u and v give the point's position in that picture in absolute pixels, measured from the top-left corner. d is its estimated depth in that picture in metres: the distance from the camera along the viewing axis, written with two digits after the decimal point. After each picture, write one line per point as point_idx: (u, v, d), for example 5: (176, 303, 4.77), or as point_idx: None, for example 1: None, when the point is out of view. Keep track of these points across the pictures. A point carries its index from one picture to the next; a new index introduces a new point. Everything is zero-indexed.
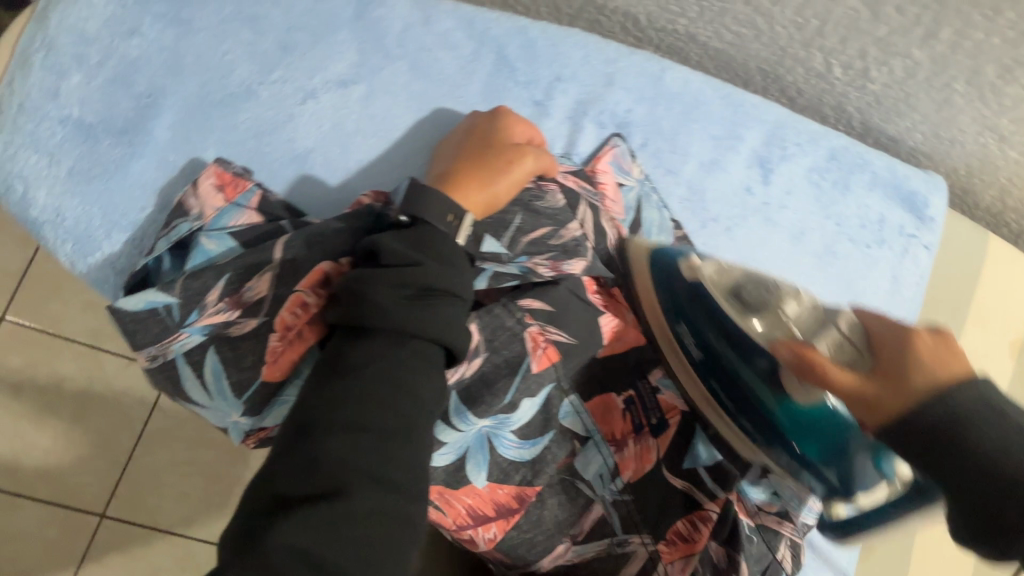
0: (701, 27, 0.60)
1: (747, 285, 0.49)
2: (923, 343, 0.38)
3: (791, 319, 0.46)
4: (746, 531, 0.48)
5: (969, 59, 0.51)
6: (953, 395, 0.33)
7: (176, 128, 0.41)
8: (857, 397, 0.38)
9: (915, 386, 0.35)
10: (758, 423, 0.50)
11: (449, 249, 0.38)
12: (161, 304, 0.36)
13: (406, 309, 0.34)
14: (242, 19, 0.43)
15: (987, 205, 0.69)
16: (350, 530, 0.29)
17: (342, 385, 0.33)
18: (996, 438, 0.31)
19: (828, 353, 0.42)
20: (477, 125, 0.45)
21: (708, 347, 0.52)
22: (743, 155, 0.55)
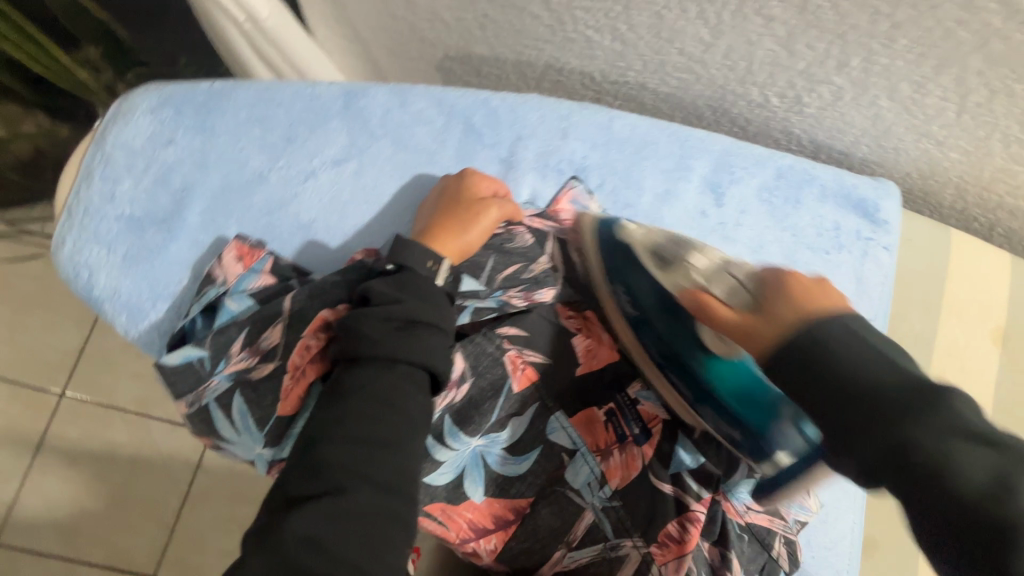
0: (648, 77, 0.68)
1: (665, 245, 0.51)
2: (803, 289, 0.38)
3: (694, 266, 0.47)
4: (736, 529, 0.53)
5: (884, 79, 0.56)
6: (816, 329, 0.34)
7: (205, 213, 0.50)
8: (738, 330, 0.40)
9: (783, 316, 0.37)
10: (685, 376, 0.49)
11: (428, 287, 0.45)
12: (195, 356, 0.45)
13: (391, 338, 0.41)
14: (252, 121, 0.52)
15: (950, 203, 0.75)
16: (348, 521, 0.35)
17: (342, 404, 0.40)
18: (853, 360, 0.32)
19: (723, 298, 0.43)
20: (449, 184, 0.54)
21: (639, 300, 0.51)
22: (694, 183, 0.62)
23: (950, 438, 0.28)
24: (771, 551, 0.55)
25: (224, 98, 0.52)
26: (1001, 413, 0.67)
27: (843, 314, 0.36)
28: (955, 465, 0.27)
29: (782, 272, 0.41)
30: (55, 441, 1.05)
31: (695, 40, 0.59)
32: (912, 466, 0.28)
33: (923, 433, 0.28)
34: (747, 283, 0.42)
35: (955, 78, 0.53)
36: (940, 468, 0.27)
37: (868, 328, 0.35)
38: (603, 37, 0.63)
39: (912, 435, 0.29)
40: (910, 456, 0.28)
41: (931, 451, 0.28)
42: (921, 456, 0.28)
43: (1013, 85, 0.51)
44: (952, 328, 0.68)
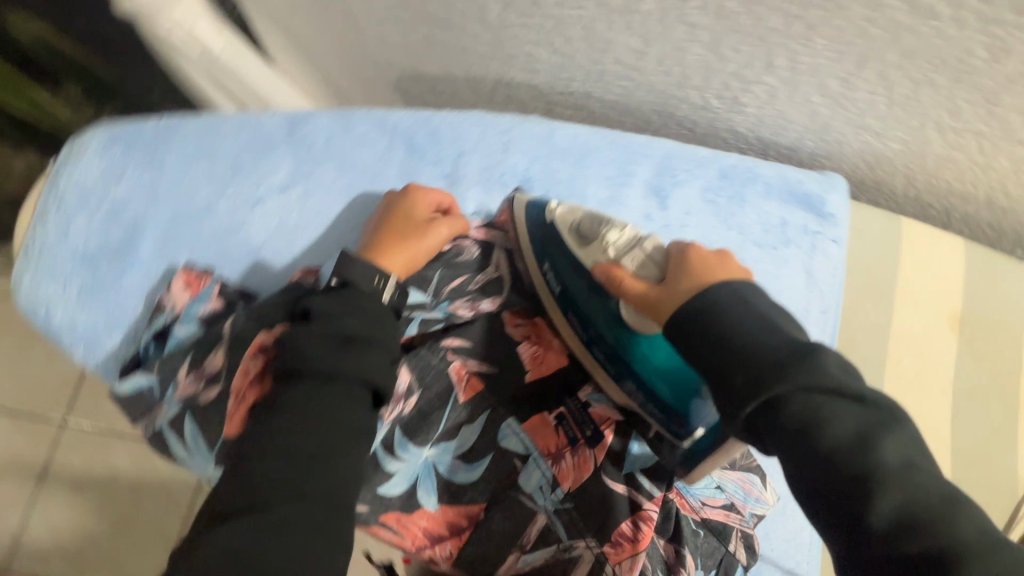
0: (592, 86, 0.69)
1: (585, 221, 0.54)
2: (699, 259, 0.44)
3: (612, 244, 0.51)
4: (691, 525, 0.54)
5: (811, 77, 0.57)
6: (706, 299, 0.39)
7: (157, 245, 0.53)
8: (644, 302, 0.45)
9: (681, 289, 0.42)
10: (610, 356, 0.54)
11: (369, 304, 0.48)
12: (144, 383, 0.48)
13: (330, 353, 0.43)
14: (199, 153, 0.55)
15: (901, 191, 0.74)
16: (277, 533, 0.35)
17: (275, 420, 0.41)
18: (738, 327, 0.37)
19: (633, 269, 0.48)
20: (395, 197, 0.57)
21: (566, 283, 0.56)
22: (637, 189, 0.63)
23: (820, 397, 0.33)
24: (728, 547, 0.54)
25: (171, 134, 0.55)
26: (960, 397, 0.68)
27: (730, 279, 0.41)
28: (822, 421, 0.32)
29: (686, 248, 0.46)
30: (60, 469, 1.11)
31: (628, 50, 0.61)
32: (787, 422, 0.32)
33: (796, 390, 0.33)
34: (654, 259, 0.48)
35: (878, 72, 0.54)
36: (811, 424, 0.32)
37: (752, 290, 0.40)
38: (542, 51, 0.65)
39: (787, 392, 0.33)
40: (785, 412, 0.33)
41: (804, 409, 0.32)
42: (789, 414, 0.33)
43: (934, 76, 0.52)
44: (906, 315, 0.69)
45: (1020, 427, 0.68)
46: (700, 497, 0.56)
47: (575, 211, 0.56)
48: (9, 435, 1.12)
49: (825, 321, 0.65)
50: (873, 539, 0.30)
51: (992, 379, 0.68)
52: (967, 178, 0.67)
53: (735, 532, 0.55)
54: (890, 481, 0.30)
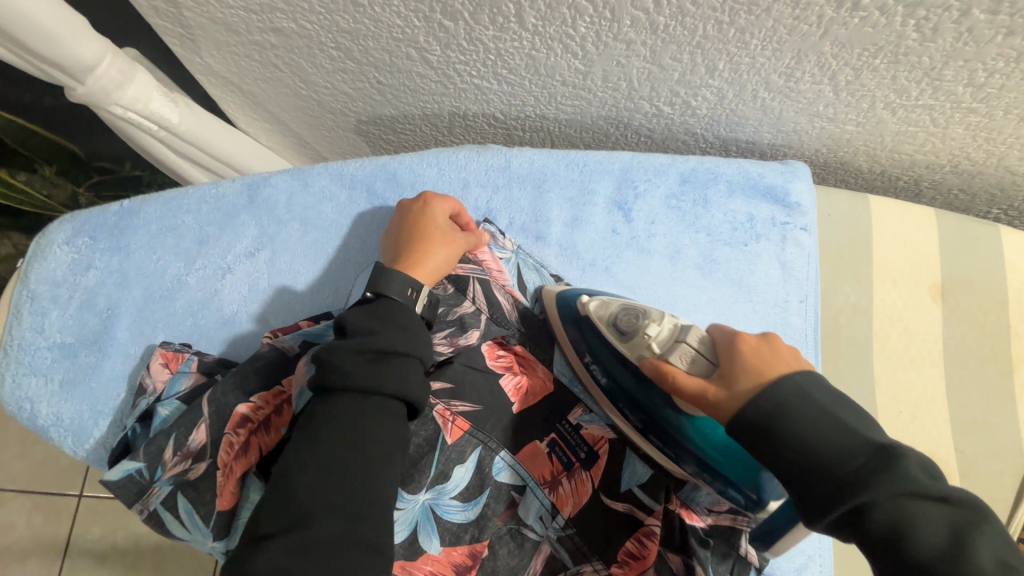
0: (546, 108, 0.69)
1: (621, 314, 0.53)
2: (750, 349, 0.42)
3: (653, 338, 0.49)
4: (698, 534, 0.51)
5: (754, 75, 0.58)
6: (771, 400, 0.38)
7: (133, 327, 0.54)
8: (703, 401, 0.43)
9: (743, 390, 0.40)
10: (665, 440, 0.53)
11: (405, 317, 0.50)
12: (133, 469, 0.47)
13: (366, 369, 0.44)
14: (164, 232, 0.56)
15: (868, 168, 0.74)
16: (319, 553, 0.37)
17: (315, 430, 0.42)
18: (807, 431, 0.36)
19: (684, 367, 0.46)
20: (419, 212, 0.58)
21: (608, 370, 0.57)
22: (600, 205, 0.65)
23: (907, 501, 0.32)
24: (738, 550, 0.50)
25: (133, 217, 0.56)
26: (952, 366, 0.68)
27: (789, 371, 0.39)
28: (913, 525, 0.31)
29: (731, 335, 0.45)
30: (81, 543, 1.12)
31: (572, 71, 0.61)
32: (874, 530, 0.32)
33: (883, 498, 0.32)
34: (704, 351, 0.45)
35: (817, 64, 0.55)
36: (899, 531, 0.31)
37: (815, 383, 0.38)
38: (490, 83, 0.66)
39: (872, 498, 0.32)
40: (872, 518, 0.32)
41: (891, 514, 0.32)
42: (878, 521, 0.32)
43: (871, 61, 0.53)
44: (887, 292, 0.70)
45: (1016, 389, 0.67)
46: (706, 503, 0.53)
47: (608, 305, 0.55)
48: (27, 515, 1.13)
49: (805, 310, 0.65)
50: None
51: (982, 344, 0.68)
52: (927, 149, 0.67)
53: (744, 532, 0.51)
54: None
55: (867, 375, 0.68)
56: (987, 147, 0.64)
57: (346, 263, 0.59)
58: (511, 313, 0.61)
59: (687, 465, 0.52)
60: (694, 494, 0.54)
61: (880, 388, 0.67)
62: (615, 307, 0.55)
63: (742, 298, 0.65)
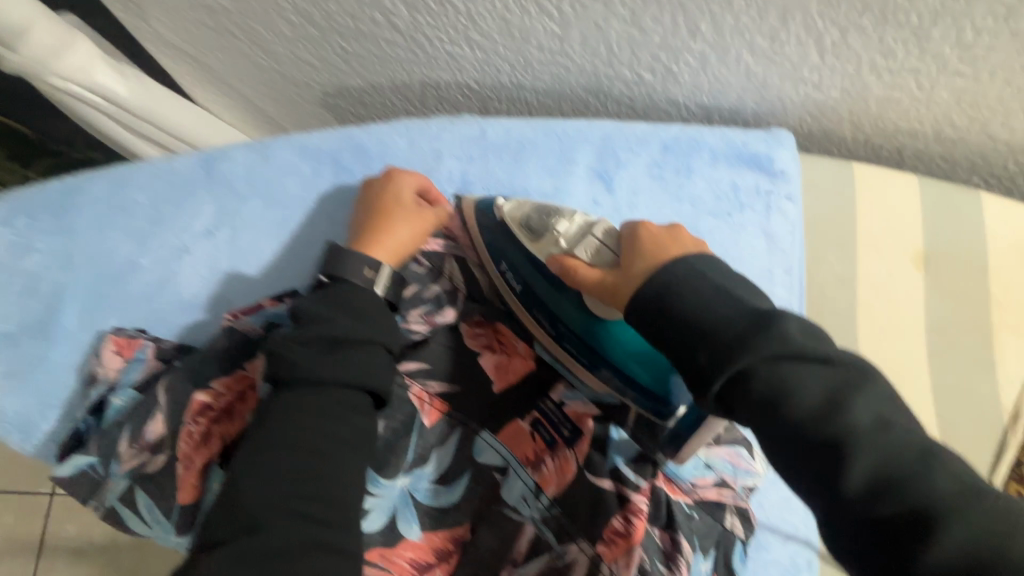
0: (522, 77, 0.66)
1: (534, 216, 0.53)
2: (650, 235, 0.44)
3: (561, 235, 0.50)
4: (683, 509, 0.51)
5: (738, 38, 0.56)
6: (662, 276, 0.40)
7: (82, 314, 0.50)
8: (602, 287, 0.45)
9: (637, 271, 0.42)
10: (581, 348, 0.53)
11: (366, 304, 0.48)
12: (85, 463, 0.44)
13: (324, 363, 0.43)
14: (113, 211, 0.52)
15: (852, 137, 0.72)
16: (270, 558, 0.36)
17: (267, 430, 0.41)
18: (692, 299, 0.38)
19: (586, 258, 0.47)
20: (381, 189, 0.56)
21: (524, 279, 0.54)
22: (580, 175, 0.63)
23: (785, 365, 0.33)
24: (725, 524, 0.51)
25: (77, 193, 0.52)
26: (935, 334, 0.68)
27: (682, 253, 0.42)
28: (789, 388, 0.32)
29: (635, 226, 0.46)
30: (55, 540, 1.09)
31: (549, 35, 0.58)
32: (754, 393, 0.33)
33: (761, 362, 0.33)
34: (609, 246, 0.47)
35: (804, 25, 0.53)
36: (776, 392, 0.32)
37: (704, 260, 0.41)
38: (462, 49, 0.62)
39: (752, 365, 0.34)
40: (754, 384, 0.33)
41: (770, 379, 0.33)
42: (759, 386, 0.33)
43: (858, 20, 0.51)
44: (871, 262, 0.69)
45: (996, 355, 0.67)
46: (690, 479, 0.53)
47: (522, 206, 0.55)
48: None
49: (790, 280, 0.63)
50: (849, 498, 0.30)
51: (963, 312, 0.68)
52: (910, 116, 0.66)
53: (729, 508, 0.52)
54: (861, 439, 0.31)
55: (851, 345, 0.67)
56: (971, 112, 0.63)
57: (312, 241, 0.55)
58: (488, 290, 0.58)
59: (603, 371, 0.52)
60: (676, 469, 0.53)
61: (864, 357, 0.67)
62: (529, 208, 0.54)
63: None
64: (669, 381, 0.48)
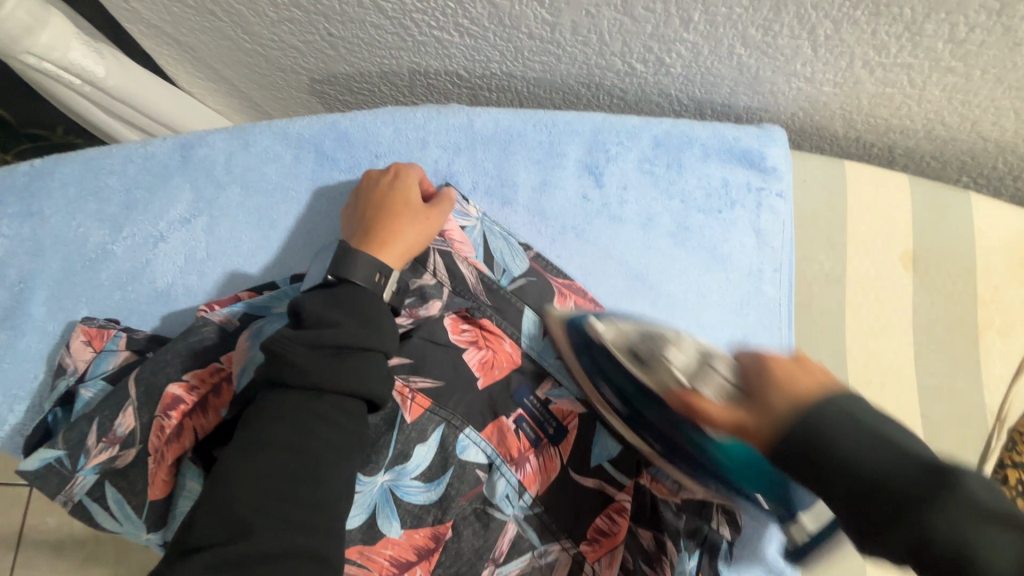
0: (512, 65, 0.65)
1: (639, 341, 0.45)
2: (787, 367, 0.36)
3: (676, 367, 0.41)
4: (670, 510, 0.50)
5: (731, 28, 0.54)
6: (821, 423, 0.32)
7: (50, 302, 0.48)
8: (738, 429, 0.36)
9: (784, 413, 0.34)
10: (694, 466, 0.44)
11: (370, 307, 0.47)
12: (53, 457, 0.42)
13: (328, 368, 0.42)
14: (84, 195, 0.50)
15: (843, 133, 0.72)
16: (254, 565, 0.35)
17: (258, 432, 0.40)
18: (862, 453, 0.30)
19: (713, 398, 0.38)
20: (384, 187, 0.54)
21: (626, 399, 0.48)
22: (570, 169, 0.61)
23: (975, 521, 0.27)
24: (709, 522, 0.50)
25: (47, 176, 0.50)
26: (922, 334, 0.67)
27: (833, 391, 0.34)
28: (968, 543, 0.27)
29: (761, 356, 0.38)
30: (35, 534, 1.08)
31: (539, 23, 0.57)
32: (934, 554, 0.27)
33: (947, 522, 0.27)
34: (739, 382, 0.38)
35: (796, 16, 0.52)
36: (960, 555, 0.27)
37: (857, 400, 0.33)
38: (451, 35, 0.61)
39: (932, 521, 0.27)
40: (933, 546, 0.27)
41: (955, 535, 0.27)
42: (940, 545, 0.27)
43: (852, 12, 0.50)
44: (860, 262, 0.68)
45: (981, 356, 0.67)
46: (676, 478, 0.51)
47: (621, 328, 0.47)
48: None
49: (779, 279, 0.63)
50: None
51: (949, 312, 0.68)
52: (902, 113, 0.65)
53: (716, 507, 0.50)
54: None
55: (839, 345, 0.67)
56: (962, 111, 0.63)
57: (294, 230, 0.53)
58: (477, 287, 0.56)
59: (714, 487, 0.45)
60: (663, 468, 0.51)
61: (851, 356, 0.66)
62: (629, 331, 0.47)
63: (716, 266, 0.62)
64: (795, 500, 0.40)
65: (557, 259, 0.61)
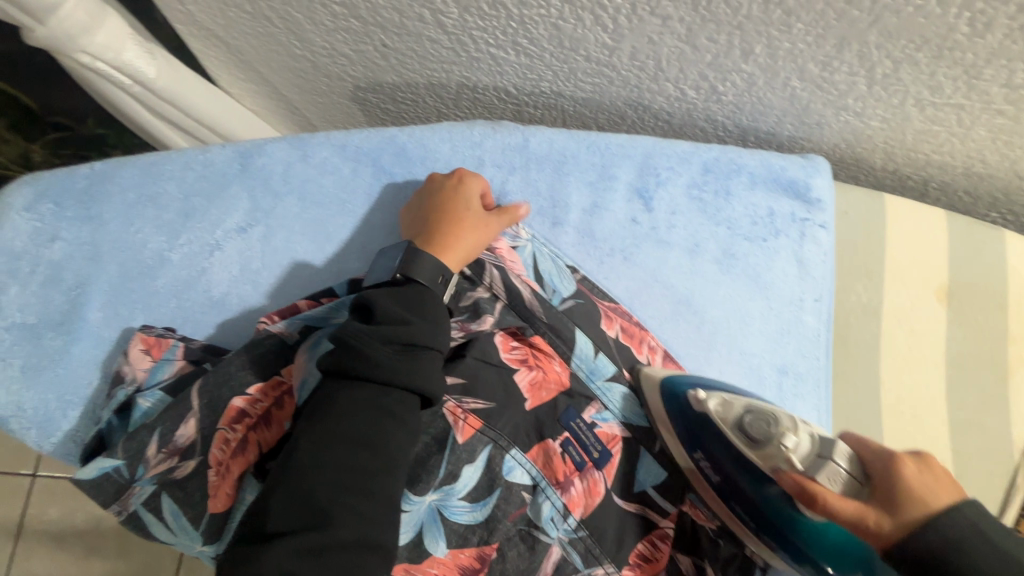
0: (563, 85, 0.65)
1: (749, 418, 0.48)
2: (913, 472, 0.39)
3: (791, 452, 0.45)
4: (709, 534, 0.53)
5: (790, 62, 0.55)
6: (953, 535, 0.35)
7: (106, 308, 0.50)
8: (857, 525, 0.39)
9: (912, 519, 0.37)
10: (785, 544, 0.48)
11: (434, 308, 0.47)
12: (111, 467, 0.42)
13: (398, 361, 0.42)
14: (143, 201, 0.52)
15: (882, 166, 0.72)
16: (332, 554, 0.36)
17: (328, 423, 0.40)
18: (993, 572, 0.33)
19: (830, 487, 0.42)
20: (447, 191, 0.55)
21: (723, 474, 0.50)
22: (620, 192, 0.62)
23: None
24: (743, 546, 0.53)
25: (107, 181, 0.52)
26: (954, 367, 0.68)
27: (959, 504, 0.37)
28: None
29: (890, 457, 0.41)
30: (35, 524, 1.07)
31: (598, 46, 0.57)
32: None
33: None
34: (860, 478, 0.42)
35: (858, 54, 0.52)
36: None
37: (989, 521, 0.36)
38: (507, 53, 0.61)
39: None
40: None
41: None
42: None
43: (913, 54, 0.51)
44: (897, 293, 0.69)
45: (1011, 389, 0.68)
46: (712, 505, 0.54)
47: (730, 404, 0.50)
48: None
49: (819, 309, 0.63)
50: None
51: (981, 345, 0.68)
52: (944, 149, 0.66)
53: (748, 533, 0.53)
54: None
55: (873, 376, 0.68)
56: (1004, 151, 0.64)
57: (350, 244, 0.55)
58: (532, 302, 0.56)
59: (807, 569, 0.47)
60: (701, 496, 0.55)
61: (884, 386, 0.67)
62: (738, 408, 0.50)
63: (759, 294, 0.63)
64: None
65: (604, 282, 0.62)
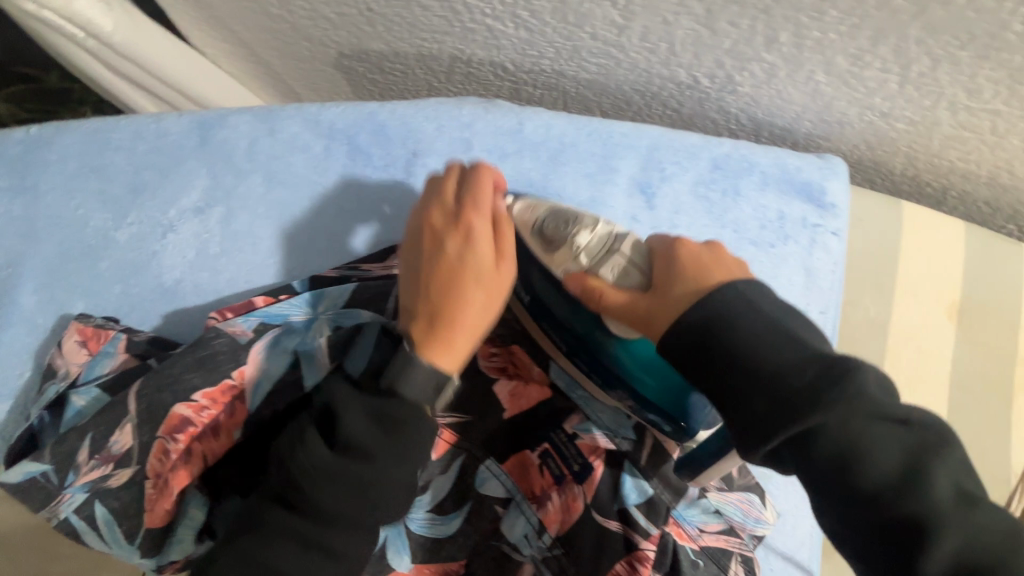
0: (565, 64, 0.59)
1: (548, 221, 0.48)
2: (692, 258, 0.41)
3: (583, 248, 0.46)
4: (689, 556, 0.45)
5: (818, 54, 0.49)
6: (721, 308, 0.37)
7: (41, 292, 0.48)
8: (632, 314, 0.42)
9: (681, 297, 0.39)
10: (597, 368, 0.48)
11: (415, 441, 0.38)
12: (37, 472, 0.38)
13: (343, 506, 0.36)
14: (86, 172, 0.51)
15: (900, 170, 0.66)
16: None
17: (251, 541, 0.36)
18: (752, 341, 0.35)
19: (614, 280, 0.44)
20: (448, 251, 0.44)
21: (535, 291, 0.50)
22: (621, 186, 0.57)
23: (861, 420, 0.30)
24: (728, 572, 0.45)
25: (47, 147, 0.51)
26: (959, 389, 0.64)
27: (730, 278, 0.39)
28: (857, 442, 0.30)
29: (670, 242, 0.44)
30: None
31: (606, 23, 0.52)
32: (820, 451, 0.31)
33: (832, 417, 0.31)
34: (635, 263, 0.44)
35: (895, 49, 0.47)
36: (847, 450, 0.30)
37: (755, 289, 0.38)
38: (505, 25, 0.55)
39: (822, 421, 0.31)
40: (818, 439, 0.31)
41: (839, 437, 0.31)
42: (826, 442, 0.31)
43: (957, 53, 0.46)
44: (905, 308, 0.66)
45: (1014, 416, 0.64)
46: (697, 523, 0.46)
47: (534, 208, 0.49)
48: None
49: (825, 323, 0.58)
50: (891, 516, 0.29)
51: (988, 371, 0.65)
52: (971, 157, 0.60)
53: (736, 557, 0.45)
54: (940, 511, 0.28)
55: None
56: None
57: (316, 231, 0.52)
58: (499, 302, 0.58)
59: (619, 394, 0.48)
60: (687, 511, 0.47)
61: None
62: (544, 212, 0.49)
63: None
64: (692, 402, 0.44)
65: None
